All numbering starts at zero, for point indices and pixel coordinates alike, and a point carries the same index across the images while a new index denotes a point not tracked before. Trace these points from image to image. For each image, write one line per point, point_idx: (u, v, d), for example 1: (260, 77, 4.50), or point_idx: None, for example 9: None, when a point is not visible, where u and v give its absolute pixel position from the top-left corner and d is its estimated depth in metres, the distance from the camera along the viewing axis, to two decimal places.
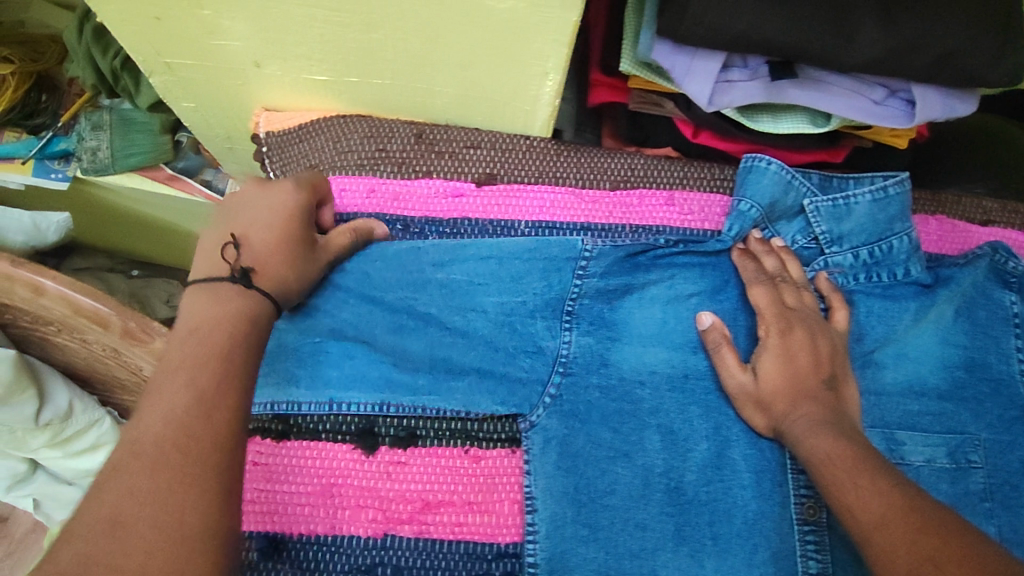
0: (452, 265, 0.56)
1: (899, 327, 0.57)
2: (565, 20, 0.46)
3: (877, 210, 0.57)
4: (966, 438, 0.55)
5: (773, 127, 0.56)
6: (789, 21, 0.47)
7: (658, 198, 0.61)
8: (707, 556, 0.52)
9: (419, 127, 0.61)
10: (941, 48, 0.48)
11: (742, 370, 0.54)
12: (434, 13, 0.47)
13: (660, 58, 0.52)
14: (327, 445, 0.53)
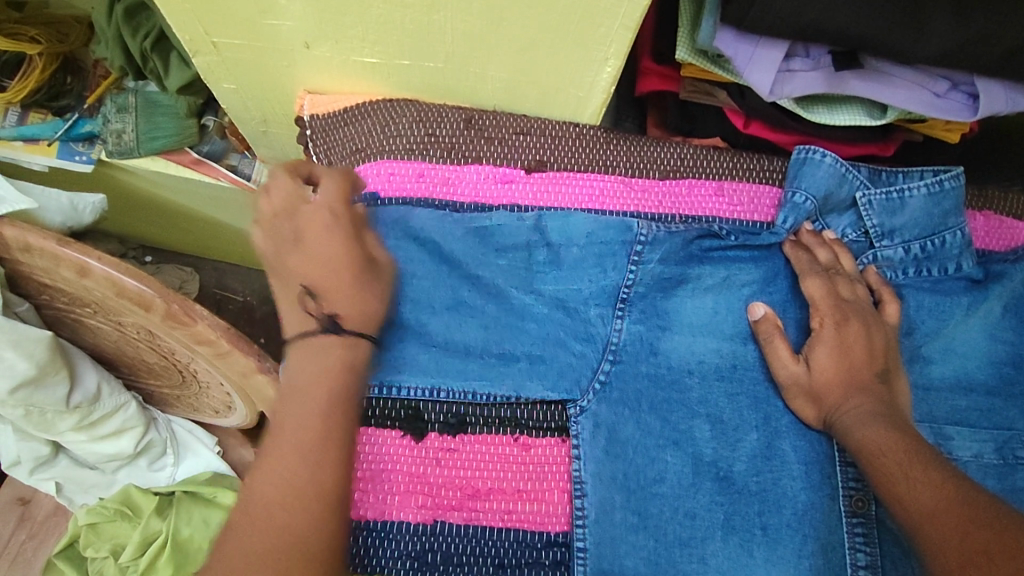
0: (507, 247, 0.56)
1: (949, 322, 0.58)
2: (635, 3, 0.47)
3: (931, 204, 0.57)
4: (1014, 434, 0.56)
5: (829, 118, 0.56)
6: (858, 11, 0.47)
7: (707, 188, 0.60)
8: (757, 546, 0.50)
9: (468, 112, 0.60)
10: (1012, 40, 0.48)
11: (796, 363, 0.53)
12: None
13: (723, 46, 0.51)
14: (373, 432, 0.51)
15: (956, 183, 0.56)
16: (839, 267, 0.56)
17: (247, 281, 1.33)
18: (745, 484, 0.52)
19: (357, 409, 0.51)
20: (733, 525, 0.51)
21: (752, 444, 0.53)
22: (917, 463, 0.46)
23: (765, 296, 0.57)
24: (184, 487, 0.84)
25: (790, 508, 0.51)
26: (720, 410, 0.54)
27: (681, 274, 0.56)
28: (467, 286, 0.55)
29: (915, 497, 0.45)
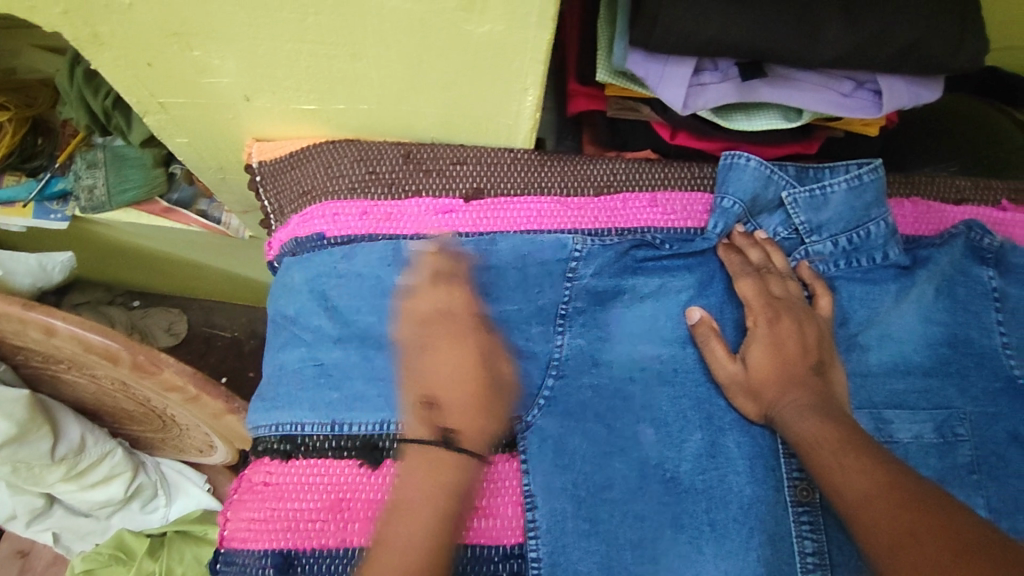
0: (449, 272, 0.59)
1: (882, 308, 0.60)
2: (540, 38, 0.49)
3: (854, 197, 0.59)
4: (953, 412, 0.59)
5: (748, 124, 0.58)
6: (755, 25, 0.49)
7: (641, 200, 0.62)
8: (706, 542, 0.52)
9: (406, 147, 0.63)
10: (904, 39, 0.50)
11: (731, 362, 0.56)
12: (420, 37, 0.50)
13: (635, 67, 0.54)
14: (332, 462, 0.54)
15: (874, 175, 0.58)
16: (772, 267, 0.59)
17: (232, 317, 1.35)
18: (693, 483, 0.54)
19: (315, 443, 0.54)
20: (683, 523, 0.53)
21: (699, 443, 0.55)
22: (850, 452, 0.48)
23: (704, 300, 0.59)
24: (175, 527, 0.87)
25: (738, 504, 0.53)
26: (665, 413, 0.56)
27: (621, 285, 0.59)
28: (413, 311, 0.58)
29: (850, 484, 0.47)
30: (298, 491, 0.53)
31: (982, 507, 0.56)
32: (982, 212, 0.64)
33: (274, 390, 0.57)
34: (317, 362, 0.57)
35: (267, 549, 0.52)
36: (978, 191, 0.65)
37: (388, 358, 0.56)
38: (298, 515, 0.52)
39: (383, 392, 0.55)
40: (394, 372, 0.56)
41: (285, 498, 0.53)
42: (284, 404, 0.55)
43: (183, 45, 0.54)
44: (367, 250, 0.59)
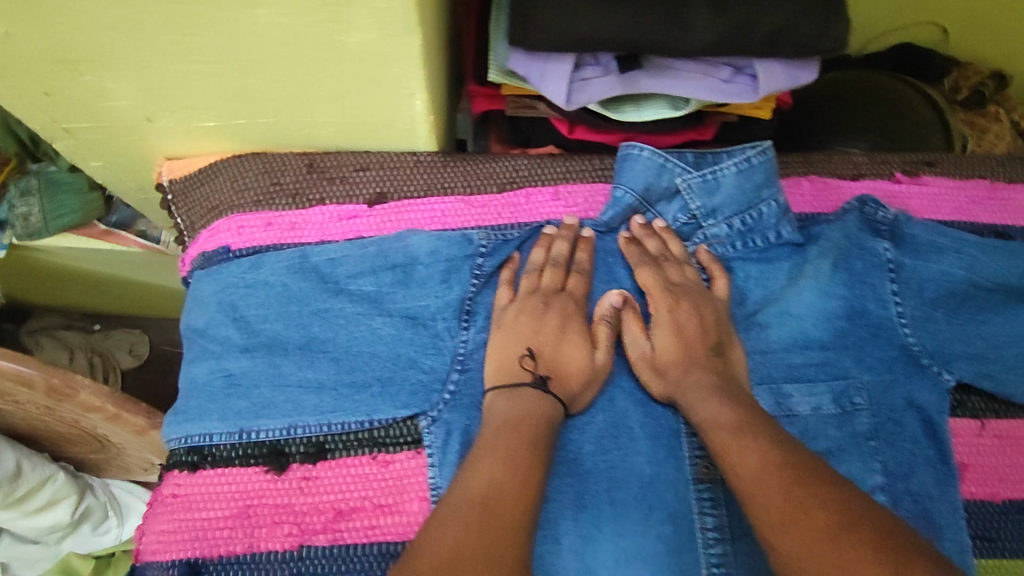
0: (358, 276, 0.59)
1: (776, 287, 0.62)
2: (412, 44, 0.50)
3: (743, 181, 0.61)
4: (851, 383, 0.60)
5: (637, 115, 0.59)
6: (625, 19, 0.50)
7: (544, 194, 0.64)
8: (605, 521, 0.54)
9: (311, 156, 0.64)
10: (772, 25, 0.50)
11: (642, 339, 0.58)
12: (297, 50, 0.51)
13: (517, 66, 0.55)
14: (240, 470, 0.55)
15: (761, 158, 0.60)
16: (664, 254, 0.61)
17: None
18: (595, 464, 0.56)
19: (223, 453, 0.56)
20: (584, 505, 0.55)
21: (598, 425, 0.57)
22: (744, 433, 0.50)
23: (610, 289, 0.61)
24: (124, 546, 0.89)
25: (638, 483, 0.56)
26: (574, 401, 0.56)
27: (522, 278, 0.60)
28: (322, 314, 0.59)
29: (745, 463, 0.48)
30: (206, 501, 0.55)
31: (877, 473, 0.58)
32: (877, 186, 0.66)
33: (185, 403, 0.57)
34: (225, 373, 0.57)
35: (175, 560, 0.54)
36: (874, 166, 0.67)
37: (297, 362, 0.57)
38: (206, 524, 0.54)
39: (291, 397, 0.57)
40: (303, 376, 0.57)
41: (193, 508, 0.55)
42: (195, 416, 0.56)
43: (73, 70, 0.54)
44: (273, 259, 0.60)
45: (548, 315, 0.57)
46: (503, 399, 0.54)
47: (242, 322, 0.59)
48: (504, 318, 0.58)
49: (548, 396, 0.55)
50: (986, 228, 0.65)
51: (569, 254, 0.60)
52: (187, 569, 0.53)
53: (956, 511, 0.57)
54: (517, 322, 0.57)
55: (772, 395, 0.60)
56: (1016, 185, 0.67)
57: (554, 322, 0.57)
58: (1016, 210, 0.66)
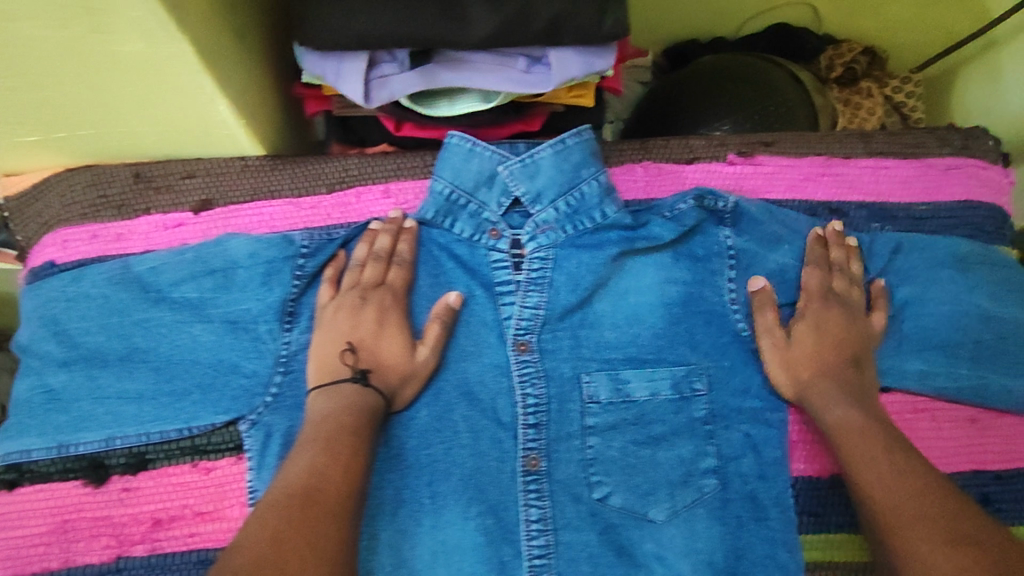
0: (179, 283, 0.59)
1: (605, 270, 0.60)
2: (187, 49, 0.49)
3: (561, 161, 0.60)
4: (692, 368, 0.58)
5: (450, 109, 0.60)
6: (402, 16, 0.50)
7: (374, 192, 0.64)
8: (424, 514, 0.55)
9: (138, 167, 0.64)
10: (549, 13, 0.50)
11: (773, 344, 0.58)
12: (76, 62, 0.49)
13: (313, 66, 0.55)
14: (58, 485, 0.56)
15: (575, 137, 0.59)
16: (489, 248, 0.61)
17: None
18: (419, 458, 0.56)
19: (41, 469, 0.56)
20: (403, 500, 0.55)
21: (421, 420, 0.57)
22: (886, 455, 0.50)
23: (441, 286, 0.61)
24: None
25: (457, 477, 0.56)
26: (394, 397, 0.57)
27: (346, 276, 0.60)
28: (142, 323, 0.58)
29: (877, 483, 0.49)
30: (24, 518, 0.56)
31: (711, 456, 0.56)
32: (711, 169, 0.66)
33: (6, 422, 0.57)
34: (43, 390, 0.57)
35: None
36: (711, 148, 0.67)
37: (115, 375, 0.57)
38: (22, 542, 0.56)
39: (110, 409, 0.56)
40: (124, 388, 0.57)
41: (11, 527, 0.56)
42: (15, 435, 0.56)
43: None
44: (95, 271, 0.60)
45: (364, 312, 0.57)
46: (320, 399, 0.54)
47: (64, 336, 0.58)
48: (324, 316, 0.58)
49: (368, 390, 0.55)
50: (820, 205, 0.65)
51: (391, 247, 0.60)
52: None
53: (786, 490, 0.56)
54: (334, 322, 0.57)
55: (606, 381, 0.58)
56: (852, 161, 0.67)
57: (372, 319, 0.57)
58: (850, 186, 0.66)
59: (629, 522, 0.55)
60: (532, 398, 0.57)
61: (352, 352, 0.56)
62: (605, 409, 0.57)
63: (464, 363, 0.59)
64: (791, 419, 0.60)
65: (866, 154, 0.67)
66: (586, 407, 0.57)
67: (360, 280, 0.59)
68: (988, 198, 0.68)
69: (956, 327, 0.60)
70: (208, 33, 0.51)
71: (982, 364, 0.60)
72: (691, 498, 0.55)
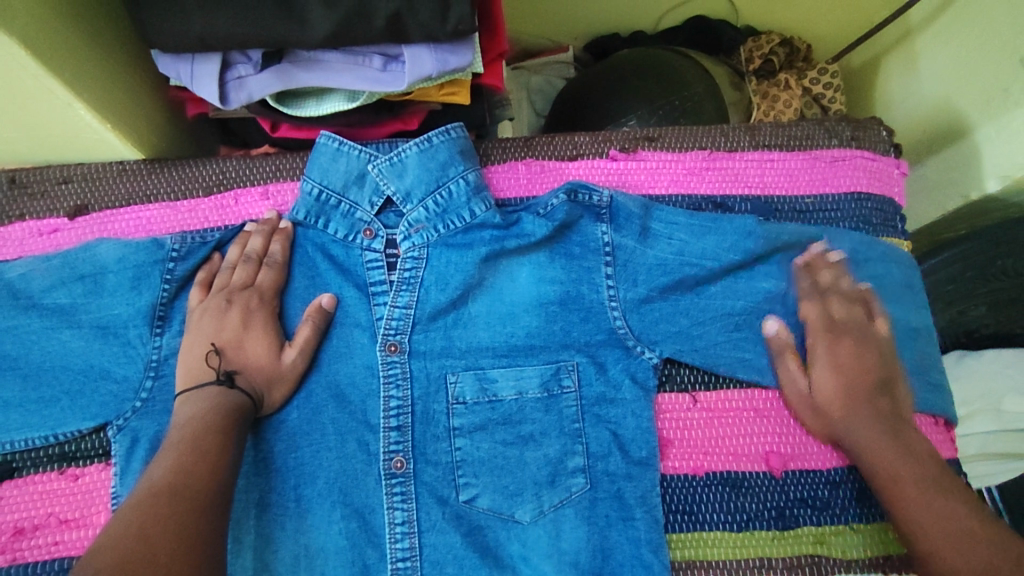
0: (49, 289, 0.59)
1: (474, 270, 0.60)
2: (19, 56, 0.49)
3: (427, 160, 0.60)
4: (561, 365, 0.59)
5: (317, 109, 0.59)
6: (240, 17, 0.50)
7: (253, 194, 0.64)
8: (288, 518, 0.54)
9: (12, 172, 0.64)
10: (389, 10, 0.50)
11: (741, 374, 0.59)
12: None
13: (168, 68, 0.56)
14: None
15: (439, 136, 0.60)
16: (364, 248, 0.61)
17: None
18: (283, 461, 0.56)
19: None
20: (266, 504, 0.54)
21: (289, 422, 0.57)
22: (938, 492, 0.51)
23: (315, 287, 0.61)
24: None
25: (323, 480, 0.55)
26: (263, 399, 0.55)
27: (217, 279, 0.60)
28: (9, 329, 0.58)
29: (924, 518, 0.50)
30: None
31: (579, 454, 0.56)
32: (594, 166, 0.65)
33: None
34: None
35: None
36: (593, 145, 0.66)
37: None
38: None
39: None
40: None
41: None
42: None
43: None
44: None
45: (229, 313, 0.57)
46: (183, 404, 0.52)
47: None
48: (191, 320, 0.58)
49: (233, 389, 0.54)
50: (705, 200, 0.65)
51: (263, 248, 0.60)
52: None
53: (653, 488, 0.55)
54: (200, 324, 0.57)
55: (476, 380, 0.58)
56: (738, 154, 0.66)
57: (237, 321, 0.57)
58: (737, 180, 0.65)
59: (494, 522, 0.55)
60: (396, 400, 0.57)
61: (217, 354, 0.55)
62: (470, 409, 0.57)
63: (333, 365, 0.58)
64: (663, 414, 0.59)
65: (752, 148, 0.66)
66: (452, 407, 0.57)
67: (229, 283, 0.59)
68: (882, 189, 0.66)
69: (836, 320, 0.59)
70: (49, 39, 0.51)
71: None
72: (558, 496, 0.55)
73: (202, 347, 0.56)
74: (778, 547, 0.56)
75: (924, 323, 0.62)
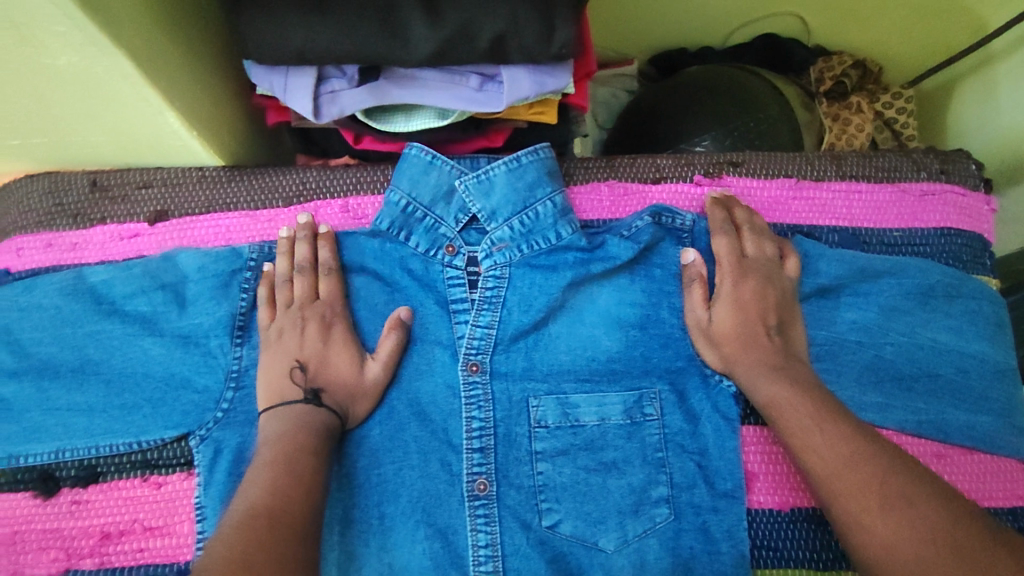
0: (131, 296, 0.60)
1: (558, 292, 0.59)
2: (122, 64, 0.49)
3: (515, 179, 0.60)
4: (643, 393, 0.58)
5: (406, 126, 0.59)
6: (341, 33, 0.49)
7: (333, 207, 0.63)
8: (373, 536, 0.54)
9: (94, 174, 0.64)
10: (493, 31, 0.49)
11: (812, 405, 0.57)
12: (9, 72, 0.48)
13: (260, 80, 0.54)
14: (10, 496, 0.57)
15: (530, 156, 0.60)
16: (445, 264, 0.60)
17: None
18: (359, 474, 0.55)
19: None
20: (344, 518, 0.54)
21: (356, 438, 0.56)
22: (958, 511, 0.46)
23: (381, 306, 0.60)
24: None
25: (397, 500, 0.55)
26: (347, 415, 0.55)
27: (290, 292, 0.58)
28: (95, 334, 0.59)
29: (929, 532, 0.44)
30: None
31: (662, 484, 0.56)
32: (677, 190, 0.65)
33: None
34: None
35: None
36: (677, 168, 0.65)
37: (64, 384, 0.58)
38: None
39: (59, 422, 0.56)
40: (75, 399, 0.58)
41: None
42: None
43: None
44: (47, 281, 0.60)
45: (307, 329, 0.57)
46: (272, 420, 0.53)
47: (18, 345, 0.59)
48: (274, 334, 0.57)
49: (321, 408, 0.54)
50: (789, 229, 0.64)
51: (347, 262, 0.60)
52: None
53: (738, 522, 0.55)
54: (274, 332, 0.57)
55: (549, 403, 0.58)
56: (824, 184, 0.65)
57: (318, 336, 0.57)
58: (823, 209, 0.65)
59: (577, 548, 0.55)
60: (478, 421, 0.57)
61: (302, 369, 0.55)
62: (552, 434, 0.57)
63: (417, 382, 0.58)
64: (748, 446, 0.58)
65: (838, 178, 0.65)
66: (534, 431, 0.57)
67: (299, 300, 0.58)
68: (971, 225, 0.65)
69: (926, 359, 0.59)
70: (147, 47, 0.51)
71: (941, 397, 0.59)
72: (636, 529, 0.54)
73: (287, 361, 0.56)
74: None
75: (1009, 363, 0.62)
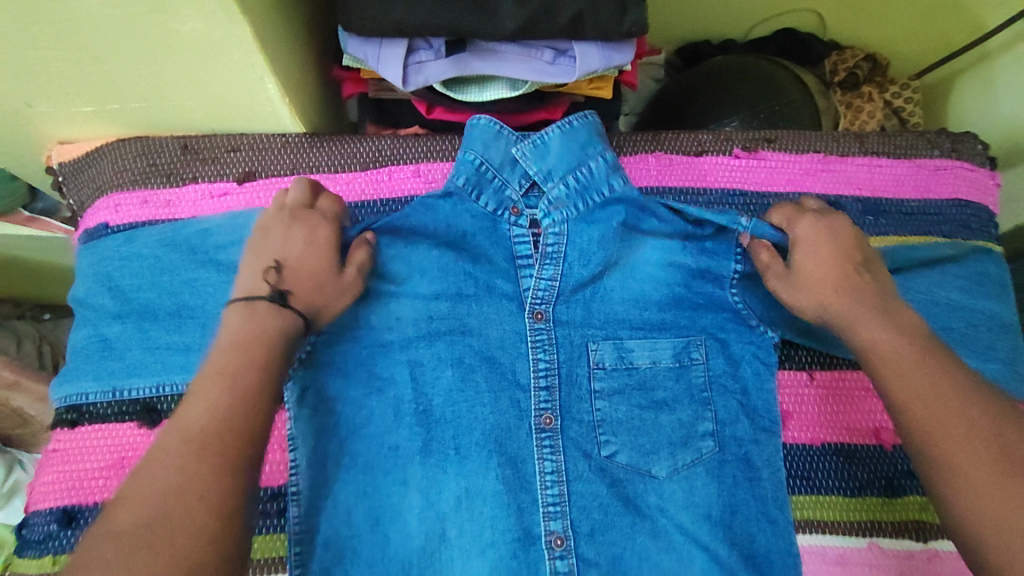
0: (227, 246, 0.65)
1: (612, 248, 0.65)
2: (242, 31, 0.54)
3: (569, 142, 0.65)
4: (690, 340, 0.65)
5: (480, 96, 0.65)
6: (438, 8, 0.55)
7: (405, 171, 0.70)
8: (450, 463, 0.60)
9: (185, 139, 0.69)
10: (572, 11, 0.55)
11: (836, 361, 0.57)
12: (137, 38, 0.54)
13: (355, 51, 0.61)
14: (116, 425, 0.61)
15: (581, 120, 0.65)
16: (511, 224, 0.66)
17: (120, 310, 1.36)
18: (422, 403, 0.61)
19: (99, 412, 0.61)
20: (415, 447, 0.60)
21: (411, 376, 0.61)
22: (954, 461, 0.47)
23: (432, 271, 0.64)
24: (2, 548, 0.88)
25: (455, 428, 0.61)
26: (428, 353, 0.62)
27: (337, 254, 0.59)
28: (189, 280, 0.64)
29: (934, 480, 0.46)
30: (82, 454, 0.60)
31: (708, 419, 0.62)
32: (718, 162, 0.72)
33: (70, 367, 0.62)
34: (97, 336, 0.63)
35: (50, 507, 0.59)
36: (717, 142, 0.72)
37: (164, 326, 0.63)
38: (82, 475, 0.60)
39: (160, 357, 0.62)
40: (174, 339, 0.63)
41: (71, 461, 0.60)
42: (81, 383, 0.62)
43: None
44: (147, 234, 0.66)
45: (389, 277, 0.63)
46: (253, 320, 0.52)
47: (118, 289, 0.64)
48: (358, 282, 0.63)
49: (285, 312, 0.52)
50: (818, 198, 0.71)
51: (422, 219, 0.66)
52: (62, 516, 0.58)
53: (776, 452, 0.62)
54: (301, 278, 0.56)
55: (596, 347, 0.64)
56: (848, 159, 0.72)
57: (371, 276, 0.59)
58: (848, 182, 0.72)
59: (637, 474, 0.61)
60: (544, 362, 0.63)
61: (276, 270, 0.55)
62: (609, 374, 0.63)
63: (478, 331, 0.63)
64: (785, 389, 0.65)
65: (861, 153, 0.73)
66: (593, 371, 0.63)
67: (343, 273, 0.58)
68: (977, 197, 0.73)
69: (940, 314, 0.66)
70: (260, 18, 0.56)
71: (956, 348, 0.66)
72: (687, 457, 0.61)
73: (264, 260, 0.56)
74: (887, 512, 0.62)
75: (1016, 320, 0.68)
